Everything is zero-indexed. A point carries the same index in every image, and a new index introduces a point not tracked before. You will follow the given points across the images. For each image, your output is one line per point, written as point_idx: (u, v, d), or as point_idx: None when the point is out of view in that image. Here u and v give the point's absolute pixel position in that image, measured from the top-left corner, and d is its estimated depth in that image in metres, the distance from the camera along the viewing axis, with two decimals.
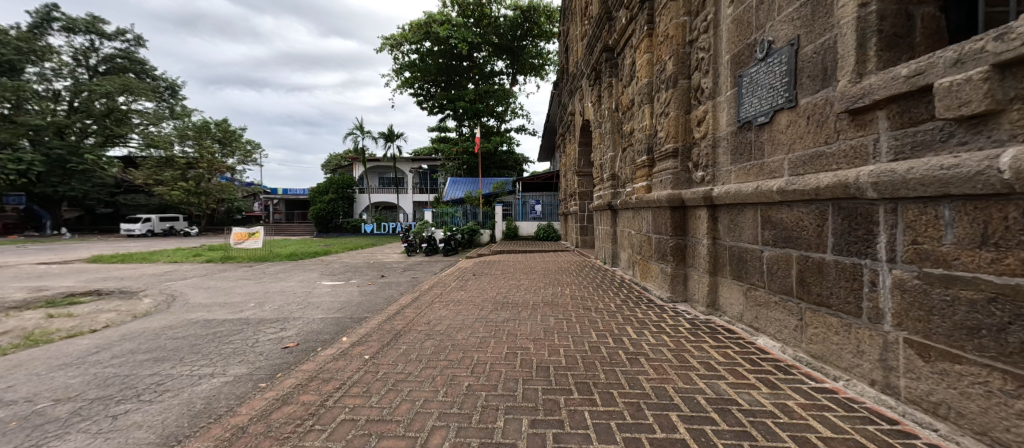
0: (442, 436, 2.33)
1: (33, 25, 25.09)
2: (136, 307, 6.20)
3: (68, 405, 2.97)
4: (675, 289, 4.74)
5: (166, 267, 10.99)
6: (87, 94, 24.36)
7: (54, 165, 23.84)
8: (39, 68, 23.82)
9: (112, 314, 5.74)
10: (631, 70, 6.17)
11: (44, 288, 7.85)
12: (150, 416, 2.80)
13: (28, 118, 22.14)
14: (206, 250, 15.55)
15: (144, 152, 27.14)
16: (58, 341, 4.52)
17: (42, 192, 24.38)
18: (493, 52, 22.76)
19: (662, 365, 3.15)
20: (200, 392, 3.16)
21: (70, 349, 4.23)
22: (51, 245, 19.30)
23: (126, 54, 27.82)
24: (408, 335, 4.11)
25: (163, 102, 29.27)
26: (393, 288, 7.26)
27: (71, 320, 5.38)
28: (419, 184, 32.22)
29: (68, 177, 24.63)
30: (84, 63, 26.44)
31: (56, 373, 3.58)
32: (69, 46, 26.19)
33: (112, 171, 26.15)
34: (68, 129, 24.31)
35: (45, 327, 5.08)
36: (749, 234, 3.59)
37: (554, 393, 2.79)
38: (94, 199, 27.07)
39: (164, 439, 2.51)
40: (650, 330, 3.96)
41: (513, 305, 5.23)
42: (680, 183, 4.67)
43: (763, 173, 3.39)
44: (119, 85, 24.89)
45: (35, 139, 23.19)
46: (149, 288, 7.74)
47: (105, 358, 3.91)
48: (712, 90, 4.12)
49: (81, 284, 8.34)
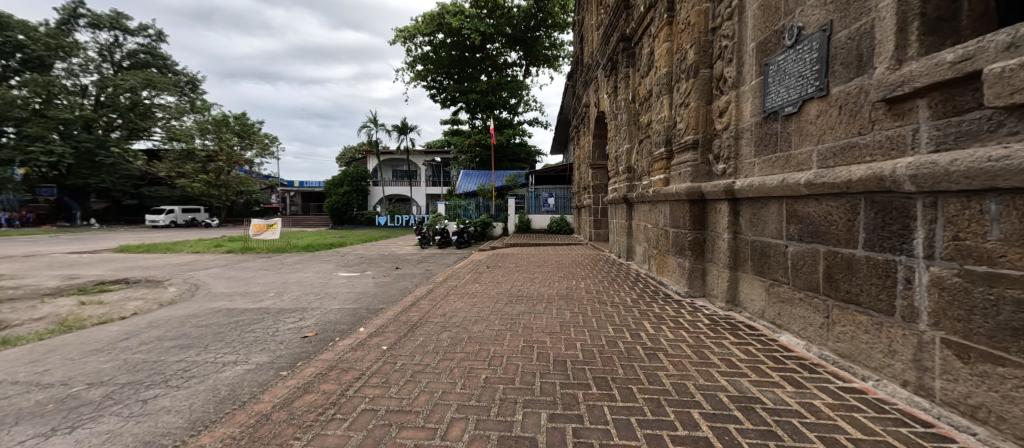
0: (461, 429, 2.32)
1: (60, 21, 25.68)
2: (159, 295, 6.36)
3: (101, 389, 3.05)
4: (693, 284, 4.64)
5: (189, 257, 11.24)
6: (111, 89, 24.85)
7: (84, 158, 24.65)
8: (67, 64, 24.50)
9: (139, 302, 5.90)
10: (649, 59, 6.00)
11: (75, 276, 8.11)
12: (177, 401, 2.85)
13: (57, 112, 22.79)
14: (227, 240, 15.94)
15: (166, 145, 27.79)
16: (89, 327, 4.64)
17: (73, 184, 25.27)
18: (506, 43, 22.47)
19: (681, 361, 3.10)
20: (224, 378, 3.21)
21: (101, 335, 4.34)
22: (81, 234, 20.02)
23: (149, 49, 28.33)
24: (425, 326, 4.12)
25: (184, 96, 29.80)
26: (407, 280, 7.29)
27: (101, 308, 5.53)
28: (432, 177, 32.33)
29: (96, 169, 25.36)
30: (109, 59, 27.04)
31: (90, 358, 3.67)
32: (95, 42, 26.78)
33: (137, 163, 26.93)
34: (95, 123, 24.98)
35: (78, 314, 5.24)
36: (773, 228, 3.47)
37: (571, 387, 2.77)
38: (121, 190, 27.96)
39: (191, 423, 2.56)
40: (667, 325, 3.90)
41: (528, 299, 5.17)
42: (699, 176, 4.55)
43: (789, 165, 3.27)
44: (142, 79, 25.35)
45: (64, 133, 23.65)
46: (173, 278, 7.92)
47: (134, 345, 4.00)
48: (736, 80, 3.99)
49: (110, 273, 8.60)
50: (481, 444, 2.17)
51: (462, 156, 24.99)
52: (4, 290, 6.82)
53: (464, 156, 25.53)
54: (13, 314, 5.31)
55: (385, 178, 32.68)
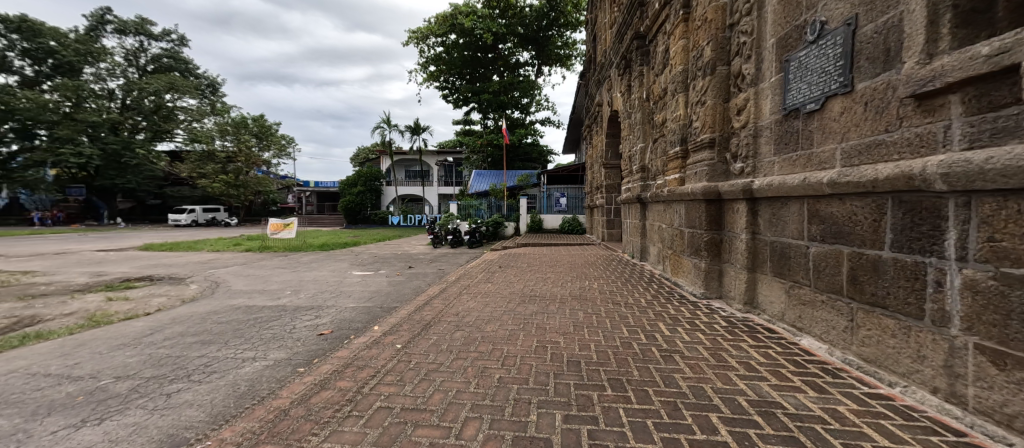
0: (476, 428, 2.31)
1: (89, 28, 26.51)
2: (182, 292, 6.51)
3: (127, 382, 3.12)
4: (709, 285, 4.56)
5: (210, 255, 11.47)
6: (136, 92, 25.59)
7: (111, 160, 25.40)
8: (95, 68, 25.27)
9: (163, 298, 6.04)
10: (664, 57, 5.92)
11: (103, 273, 8.36)
12: (199, 395, 2.90)
13: (86, 115, 23.51)
14: (246, 239, 16.26)
15: (188, 146, 28.46)
16: (116, 322, 4.77)
17: (100, 184, 26.07)
18: (518, 43, 22.46)
19: (698, 364, 3.04)
20: (244, 374, 3.26)
21: (126, 330, 4.45)
22: (108, 233, 20.60)
23: (172, 54, 29.07)
24: (438, 325, 4.12)
25: (205, 99, 30.49)
26: (419, 279, 7.33)
27: (127, 303, 5.68)
28: (444, 177, 32.49)
29: (122, 170, 26.13)
30: (134, 63, 27.81)
31: (116, 352, 3.76)
32: (121, 47, 27.57)
33: (161, 164, 27.61)
34: (121, 125, 25.70)
35: (105, 309, 5.38)
36: (793, 229, 3.39)
37: (586, 388, 2.73)
38: (146, 191, 28.74)
39: (213, 418, 2.60)
40: (683, 326, 3.83)
41: (540, 299, 5.14)
42: (716, 175, 4.46)
43: (811, 164, 3.19)
44: (165, 83, 26.01)
45: (93, 135, 24.42)
46: (195, 275, 8.10)
47: (157, 340, 4.09)
48: (756, 77, 3.90)
49: (135, 270, 8.83)
50: (495, 444, 2.16)
51: (474, 156, 25.06)
52: (37, 286, 7.05)
53: (476, 156, 25.59)
54: (44, 309, 5.48)
55: (398, 178, 32.94)
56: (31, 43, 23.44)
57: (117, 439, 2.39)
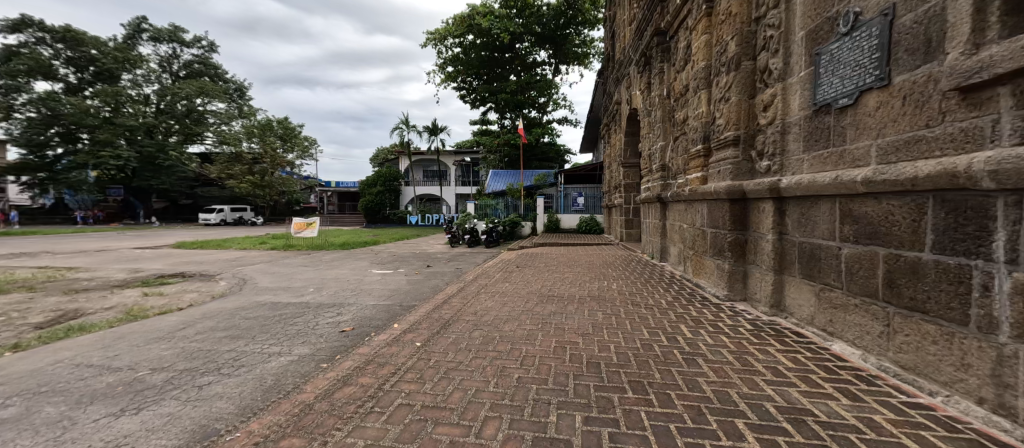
0: (496, 427, 2.29)
1: (127, 36, 27.59)
2: (211, 288, 6.70)
3: (162, 374, 3.23)
4: (733, 287, 4.43)
5: (237, 253, 11.81)
6: (170, 97, 26.63)
7: (147, 161, 26.40)
8: (133, 75, 26.29)
9: (194, 294, 6.23)
10: (686, 53, 5.79)
11: (140, 269, 8.70)
12: (229, 388, 2.98)
13: (124, 119, 24.48)
14: (271, 237, 16.70)
15: (217, 148, 29.36)
16: (153, 316, 4.94)
17: (137, 185, 27.18)
18: (535, 42, 22.38)
19: (723, 368, 2.95)
20: (270, 368, 3.32)
21: (161, 324, 4.60)
22: (143, 231, 21.43)
23: (202, 60, 30.02)
24: (457, 324, 4.12)
25: (233, 102, 31.40)
26: (438, 278, 7.37)
27: (162, 299, 5.89)
28: (462, 177, 32.65)
29: (157, 172, 27.11)
30: (168, 69, 28.83)
31: (152, 345, 3.90)
32: (156, 54, 28.62)
33: (192, 166, 28.44)
34: (156, 129, 26.63)
35: (142, 304, 5.60)
36: (824, 229, 3.25)
37: (607, 390, 2.68)
38: (178, 191, 29.82)
39: (241, 410, 2.66)
40: (706, 329, 3.73)
41: (559, 299, 5.09)
42: (741, 174, 4.33)
43: (843, 161, 3.06)
44: (196, 88, 26.86)
45: (131, 138, 25.43)
46: (224, 272, 8.34)
47: (190, 334, 4.21)
48: (783, 71, 3.76)
49: (169, 267, 9.16)
50: (515, 444, 2.14)
51: (491, 156, 25.10)
52: (80, 281, 7.38)
53: (493, 156, 25.64)
54: (86, 303, 5.73)
55: (416, 178, 33.28)
56: (75, 52, 24.64)
57: (154, 429, 2.47)
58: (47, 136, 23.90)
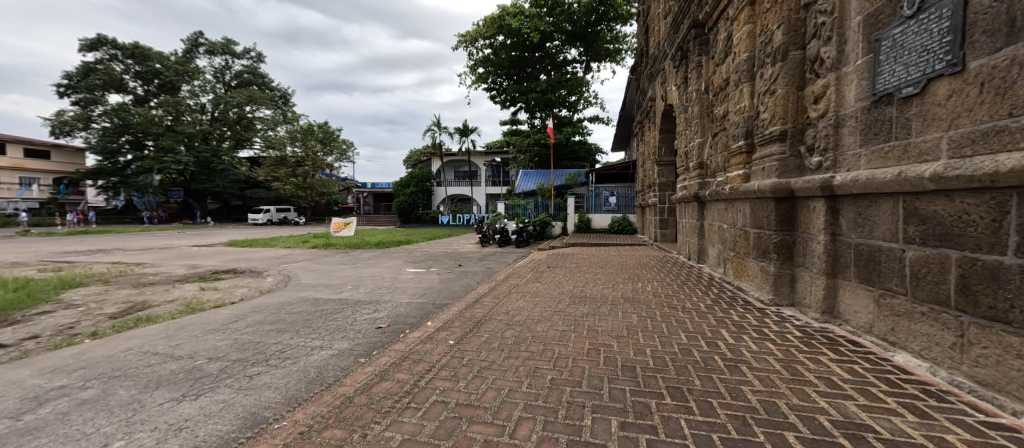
0: (529, 428, 2.25)
1: (186, 50, 29.43)
2: (260, 284, 7.01)
3: (217, 363, 3.39)
4: (779, 291, 4.18)
5: (282, 251, 12.34)
6: (223, 105, 28.03)
7: (203, 166, 28.08)
8: (192, 86, 28.00)
9: (245, 288, 6.54)
10: (727, 45, 5.53)
11: (197, 265, 9.24)
12: (276, 378, 3.09)
13: (185, 127, 26.15)
14: (313, 236, 17.37)
15: (265, 152, 30.83)
16: (209, 308, 5.22)
17: (196, 188, 28.97)
18: (566, 40, 22.17)
19: (769, 376, 2.77)
20: (313, 361, 3.41)
21: (216, 317, 4.83)
22: (198, 230, 22.81)
23: (252, 70, 31.61)
24: (490, 323, 4.09)
25: (279, 109, 32.91)
26: (469, 277, 7.40)
27: (216, 293, 6.22)
28: (492, 177, 32.82)
29: (212, 175, 28.72)
30: (221, 80, 30.56)
31: (209, 335, 4.10)
32: (211, 66, 30.42)
33: (242, 169, 29.78)
34: (211, 135, 28.20)
35: (199, 297, 5.93)
36: (884, 230, 3.01)
37: (642, 395, 2.57)
38: (229, 193, 31.56)
39: (288, 400, 2.75)
40: (749, 335, 3.52)
41: (592, 300, 4.97)
42: (788, 171, 4.08)
43: (908, 155, 2.81)
44: (246, 96, 28.30)
45: (189, 145, 27.11)
46: (271, 269, 8.72)
47: (241, 326, 4.40)
48: (837, 60, 3.51)
49: (223, 263, 9.68)
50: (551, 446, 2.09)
51: (521, 156, 25.08)
52: (146, 276, 7.92)
53: (523, 155, 25.60)
54: (152, 295, 6.13)
55: (448, 178, 33.71)
56: (142, 66, 26.64)
57: (211, 413, 2.60)
58: (119, 144, 26.26)
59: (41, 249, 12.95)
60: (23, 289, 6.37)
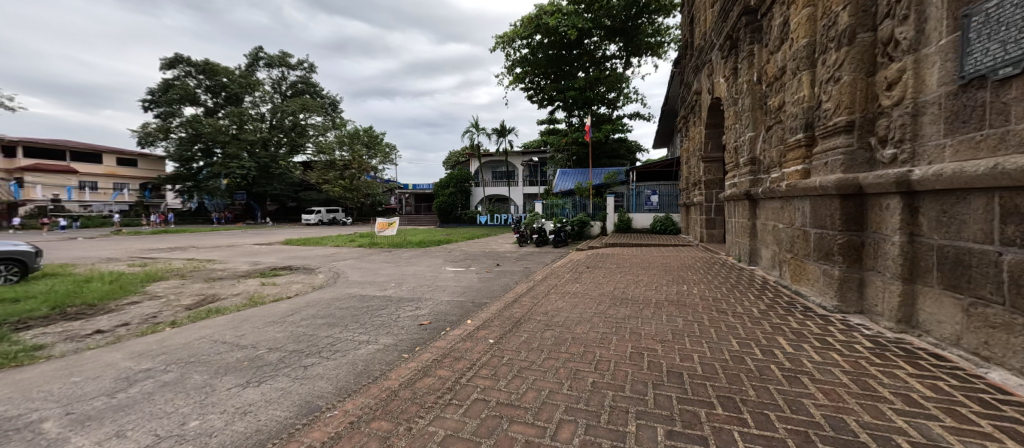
0: (571, 432, 2.17)
1: (248, 64, 31.48)
2: (312, 280, 7.32)
3: (277, 353, 3.52)
4: (845, 296, 3.82)
5: (332, 250, 12.87)
6: (280, 114, 29.71)
7: (263, 171, 29.89)
8: (253, 97, 29.88)
9: (299, 284, 6.85)
10: (782, 31, 5.16)
11: (259, 262, 9.81)
12: (328, 370, 3.16)
13: (248, 135, 27.96)
14: (360, 235, 18.02)
15: (316, 157, 32.38)
16: (269, 302, 5.50)
17: (257, 191, 30.86)
18: (605, 36, 21.72)
19: (835, 390, 2.51)
20: (360, 354, 3.47)
21: (275, 310, 5.07)
22: (256, 230, 24.28)
23: (305, 80, 33.30)
24: (529, 323, 4.01)
25: (329, 116, 34.47)
26: (507, 277, 7.37)
27: (275, 288, 6.56)
28: (530, 177, 32.65)
29: (270, 179, 30.53)
30: (278, 90, 32.44)
31: (269, 327, 4.29)
32: (270, 78, 32.38)
33: (296, 173, 31.54)
34: (270, 142, 29.96)
35: (260, 292, 6.27)
36: (977, 230, 2.67)
37: (691, 403, 2.41)
38: (284, 195, 33.45)
39: (338, 391, 2.81)
40: (810, 343, 3.23)
41: (633, 302, 4.76)
42: (855, 165, 3.72)
43: (1006, 145, 2.49)
44: (299, 105, 29.85)
45: (251, 152, 28.93)
46: (322, 266, 9.09)
47: (297, 319, 4.58)
48: (915, 41, 3.16)
49: (281, 260, 10.22)
50: None
51: (558, 155, 24.84)
52: (215, 271, 8.49)
53: (560, 154, 25.33)
54: (220, 289, 6.55)
55: (486, 179, 33.96)
56: (211, 80, 28.73)
57: (271, 400, 2.71)
58: (193, 152, 28.48)
59: (127, 247, 14.26)
60: (116, 281, 7.00)
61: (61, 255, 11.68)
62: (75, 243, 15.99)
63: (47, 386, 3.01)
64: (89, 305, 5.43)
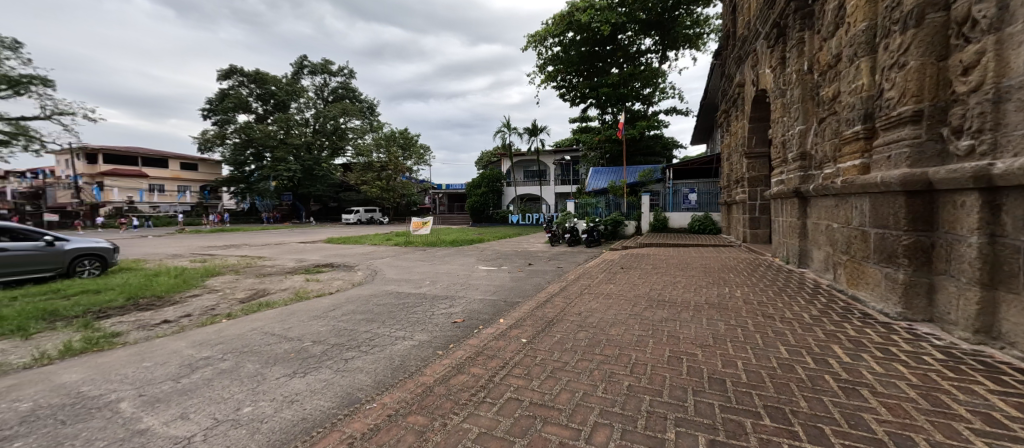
0: (606, 435, 2.09)
1: (294, 72, 32.92)
2: (352, 277, 7.50)
3: (321, 346, 3.60)
4: (911, 302, 3.50)
5: (369, 248, 13.20)
6: (323, 118, 30.88)
7: (307, 173, 31.17)
8: (298, 103, 31.20)
9: (340, 281, 7.05)
10: (837, 15, 4.80)
11: (304, 259, 10.19)
12: (367, 363, 3.20)
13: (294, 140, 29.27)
14: (397, 234, 18.45)
15: (355, 159, 33.44)
16: (313, 297, 5.67)
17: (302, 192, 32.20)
18: (640, 30, 21.18)
19: (899, 404, 2.28)
20: (397, 350, 3.49)
21: (319, 305, 5.22)
22: (299, 229, 25.33)
23: (345, 85, 34.44)
24: (562, 323, 3.91)
25: (367, 119, 35.52)
26: (539, 276, 7.27)
27: (318, 284, 6.77)
28: (562, 175, 31.84)
29: (313, 181, 31.80)
30: (321, 96, 33.76)
31: (313, 321, 4.41)
32: (314, 85, 33.75)
33: (336, 175, 32.78)
34: (314, 145, 31.19)
35: (306, 287, 6.49)
36: None
37: (735, 412, 2.25)
38: (325, 196, 34.77)
39: (376, 385, 2.83)
40: (869, 353, 2.97)
41: (670, 304, 4.56)
42: (924, 158, 3.40)
43: None
44: (340, 109, 30.94)
45: (296, 155, 30.21)
46: (360, 264, 9.33)
47: (339, 314, 4.69)
48: (998, 19, 2.84)
49: (324, 258, 10.58)
50: None
51: (591, 153, 24.45)
52: (264, 267, 8.89)
53: (592, 153, 24.93)
54: (269, 284, 6.85)
55: (517, 178, 33.93)
56: (261, 89, 30.25)
57: (316, 390, 2.78)
58: (246, 156, 30.07)
59: (187, 244, 15.22)
60: (181, 275, 7.46)
61: (133, 252, 12.61)
62: (142, 240, 17.23)
63: (123, 369, 3.22)
64: (158, 297, 5.81)
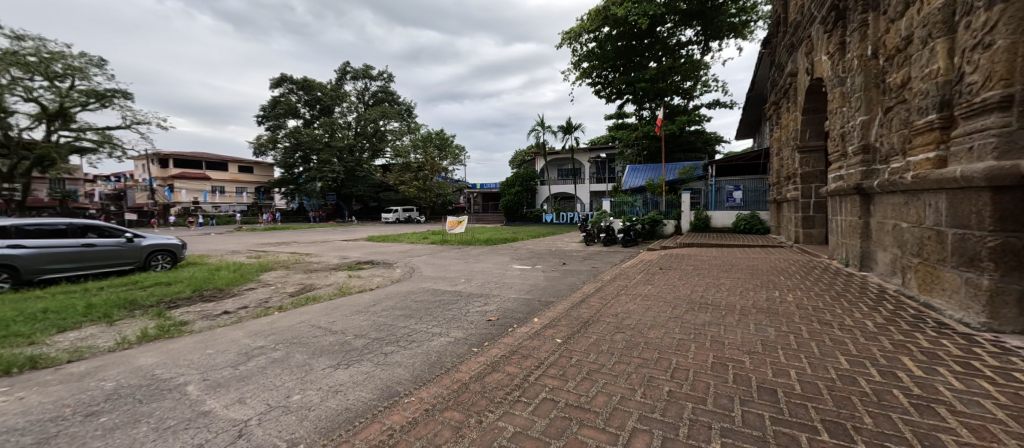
0: (646, 442, 1.96)
1: (338, 78, 34.17)
2: (391, 274, 7.64)
3: (362, 340, 3.65)
4: (999, 310, 3.11)
5: (406, 246, 13.46)
6: (364, 121, 31.92)
7: (349, 174, 32.27)
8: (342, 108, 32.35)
9: (380, 277, 7.20)
10: None
11: (347, 256, 10.51)
12: (405, 358, 3.20)
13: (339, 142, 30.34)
14: (433, 233, 18.73)
15: (394, 159, 34.31)
16: (354, 292, 5.81)
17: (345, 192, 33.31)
18: (680, 21, 20.42)
19: (985, 426, 2.01)
20: (435, 346, 3.48)
21: (360, 300, 5.33)
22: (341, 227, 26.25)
23: (384, 88, 35.42)
24: (598, 325, 3.77)
25: (405, 121, 36.38)
26: (573, 276, 7.12)
27: (359, 280, 6.95)
28: (597, 173, 31.38)
29: (355, 181, 32.89)
30: (362, 100, 34.90)
31: (355, 315, 4.49)
32: (357, 90, 34.95)
33: (375, 175, 33.77)
34: (356, 147, 32.26)
35: (348, 283, 6.66)
36: None
37: (789, 426, 2.06)
38: (365, 196, 35.91)
39: (415, 379, 2.81)
40: (944, 366, 2.66)
41: (713, 308, 4.30)
42: (1016, 147, 3.01)
43: None
44: (379, 112, 31.88)
45: (340, 157, 31.25)
46: (398, 261, 9.51)
47: (378, 310, 4.75)
48: None
49: (365, 255, 10.87)
50: None
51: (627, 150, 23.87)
52: (310, 263, 9.23)
53: (629, 150, 24.34)
54: (315, 279, 7.09)
55: (551, 177, 33.67)
56: (308, 95, 31.65)
57: (358, 382, 2.80)
58: (295, 159, 31.34)
59: (242, 241, 16.08)
60: (239, 270, 7.86)
61: (196, 248, 13.48)
62: (202, 237, 18.40)
63: (190, 355, 3.39)
64: (219, 289, 6.14)
